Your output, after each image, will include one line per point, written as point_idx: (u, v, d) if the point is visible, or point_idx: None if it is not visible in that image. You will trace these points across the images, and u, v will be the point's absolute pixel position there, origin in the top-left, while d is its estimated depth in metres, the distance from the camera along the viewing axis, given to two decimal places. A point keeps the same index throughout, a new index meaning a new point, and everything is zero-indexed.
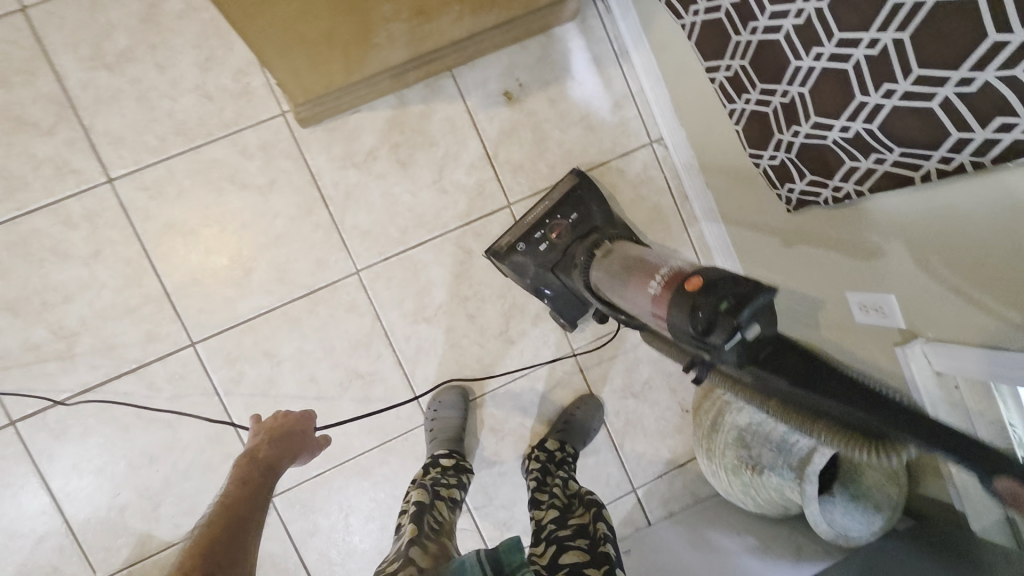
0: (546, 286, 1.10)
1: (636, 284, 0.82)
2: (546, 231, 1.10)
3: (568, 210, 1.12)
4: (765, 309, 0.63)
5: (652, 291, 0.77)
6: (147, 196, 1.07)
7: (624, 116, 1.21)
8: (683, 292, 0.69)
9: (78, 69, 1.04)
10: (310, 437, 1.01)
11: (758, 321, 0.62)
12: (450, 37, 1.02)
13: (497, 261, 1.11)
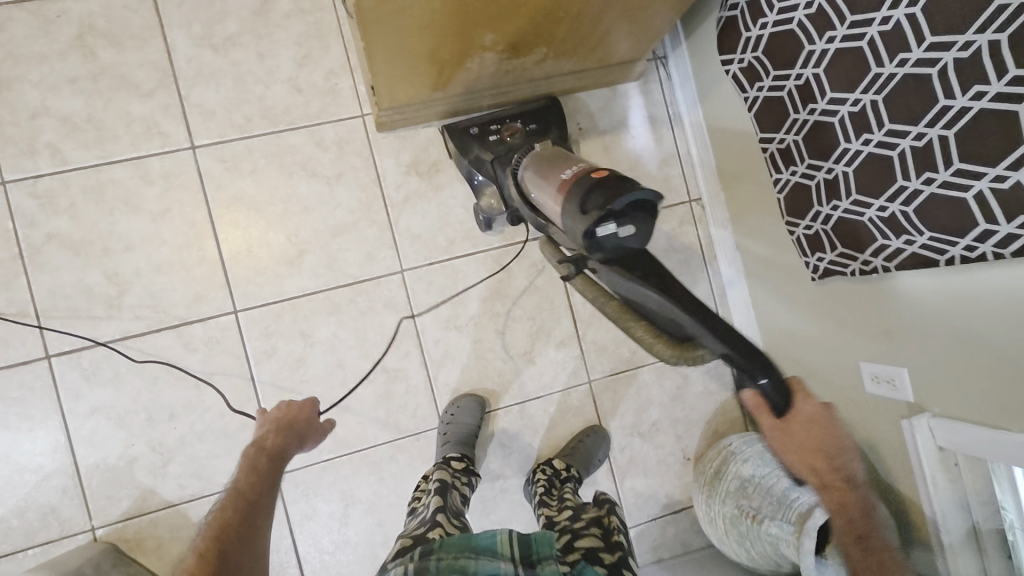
0: (480, 176, 1.13)
1: (552, 174, 0.91)
2: (500, 128, 1.13)
3: (529, 119, 1.16)
4: (643, 206, 0.73)
5: (564, 178, 0.85)
6: (223, 167, 1.14)
7: (669, 173, 1.31)
8: (586, 179, 0.78)
9: (186, 44, 1.13)
10: (315, 424, 1.04)
11: (630, 224, 0.73)
12: (531, 75, 1.13)
13: (448, 134, 1.16)
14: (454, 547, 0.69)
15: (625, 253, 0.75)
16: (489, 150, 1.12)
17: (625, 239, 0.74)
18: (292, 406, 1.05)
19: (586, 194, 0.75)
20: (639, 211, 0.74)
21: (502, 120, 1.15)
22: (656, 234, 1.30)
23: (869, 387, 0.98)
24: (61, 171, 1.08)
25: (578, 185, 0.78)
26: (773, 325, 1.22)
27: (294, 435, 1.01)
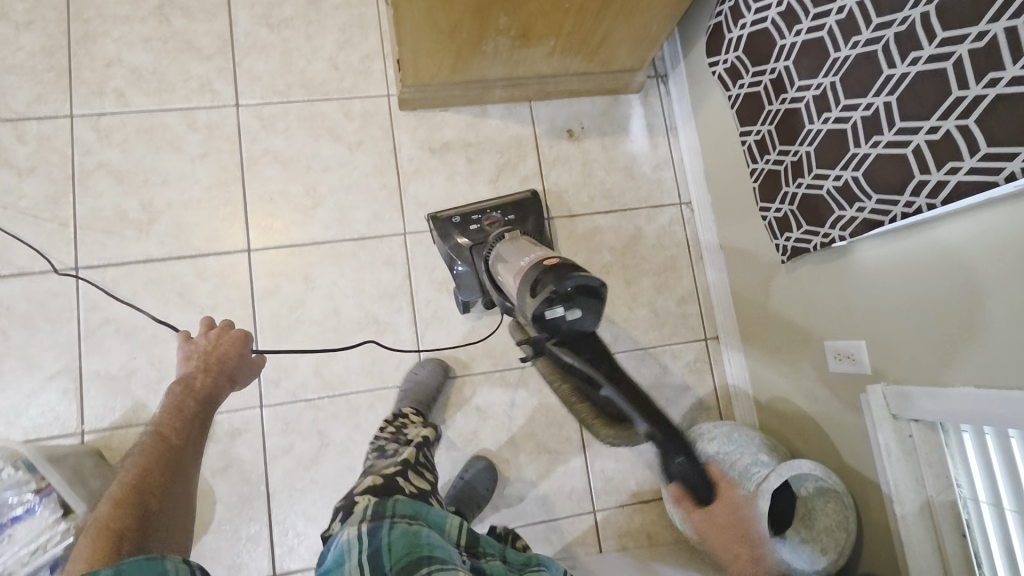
0: (459, 263, 1.18)
1: (513, 261, 0.92)
2: (482, 218, 1.19)
3: (507, 210, 1.23)
4: (589, 297, 0.76)
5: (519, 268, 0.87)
6: (260, 124, 1.28)
7: (663, 176, 1.40)
8: (537, 265, 0.81)
9: (247, 21, 1.31)
10: (247, 360, 0.98)
11: (579, 309, 0.76)
12: (539, 70, 1.28)
13: (433, 223, 1.21)
14: (411, 513, 0.69)
15: (575, 335, 0.79)
16: (467, 237, 1.17)
17: (575, 321, 0.77)
18: (222, 335, 0.99)
19: (534, 285, 0.78)
20: (587, 292, 0.76)
21: (482, 213, 1.22)
22: (646, 228, 1.37)
23: (833, 366, 1.01)
24: (122, 112, 1.24)
25: (532, 269, 0.80)
26: (749, 319, 1.27)
27: (227, 368, 0.96)
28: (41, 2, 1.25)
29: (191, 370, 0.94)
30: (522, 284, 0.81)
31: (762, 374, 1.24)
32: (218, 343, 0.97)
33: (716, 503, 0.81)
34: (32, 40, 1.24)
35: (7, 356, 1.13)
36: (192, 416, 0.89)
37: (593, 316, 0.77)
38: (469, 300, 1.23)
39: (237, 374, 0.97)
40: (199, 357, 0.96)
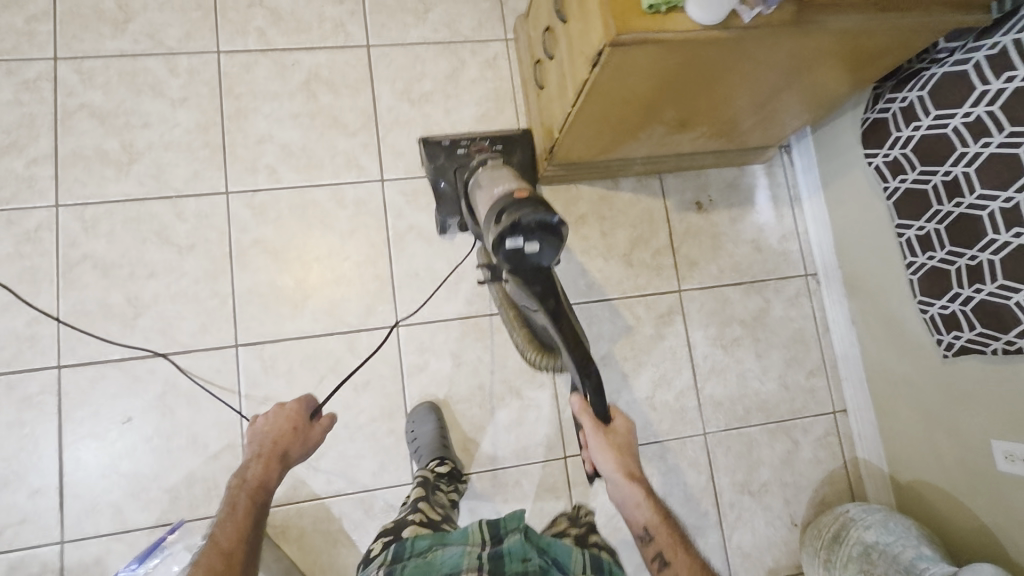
0: (442, 181, 1.26)
1: (489, 187, 1.05)
2: (470, 145, 1.28)
3: (496, 141, 1.30)
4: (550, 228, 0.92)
5: (496, 192, 1.02)
6: (404, 200, 1.30)
7: (788, 248, 1.41)
8: (510, 197, 0.96)
9: (389, 96, 1.33)
10: (308, 431, 1.00)
11: (536, 242, 0.93)
12: (680, 149, 1.29)
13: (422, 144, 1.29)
14: (427, 544, 0.78)
15: (527, 266, 0.96)
16: (452, 162, 1.27)
17: (530, 252, 0.94)
18: (282, 414, 0.99)
19: (505, 209, 0.94)
20: (549, 233, 0.93)
21: (472, 138, 1.30)
22: (773, 301, 1.39)
23: (1002, 466, 1.07)
24: (274, 187, 1.26)
25: (503, 200, 0.96)
26: (885, 399, 1.30)
27: (293, 452, 0.97)
28: (193, 77, 1.28)
29: (253, 466, 0.91)
30: (496, 211, 0.96)
31: (900, 452, 1.28)
32: (284, 429, 0.98)
33: (617, 433, 0.97)
34: (187, 116, 1.26)
35: (176, 434, 1.16)
36: (252, 519, 0.85)
37: (548, 252, 0.95)
38: (447, 221, 1.27)
39: (298, 451, 0.98)
40: (267, 446, 0.95)
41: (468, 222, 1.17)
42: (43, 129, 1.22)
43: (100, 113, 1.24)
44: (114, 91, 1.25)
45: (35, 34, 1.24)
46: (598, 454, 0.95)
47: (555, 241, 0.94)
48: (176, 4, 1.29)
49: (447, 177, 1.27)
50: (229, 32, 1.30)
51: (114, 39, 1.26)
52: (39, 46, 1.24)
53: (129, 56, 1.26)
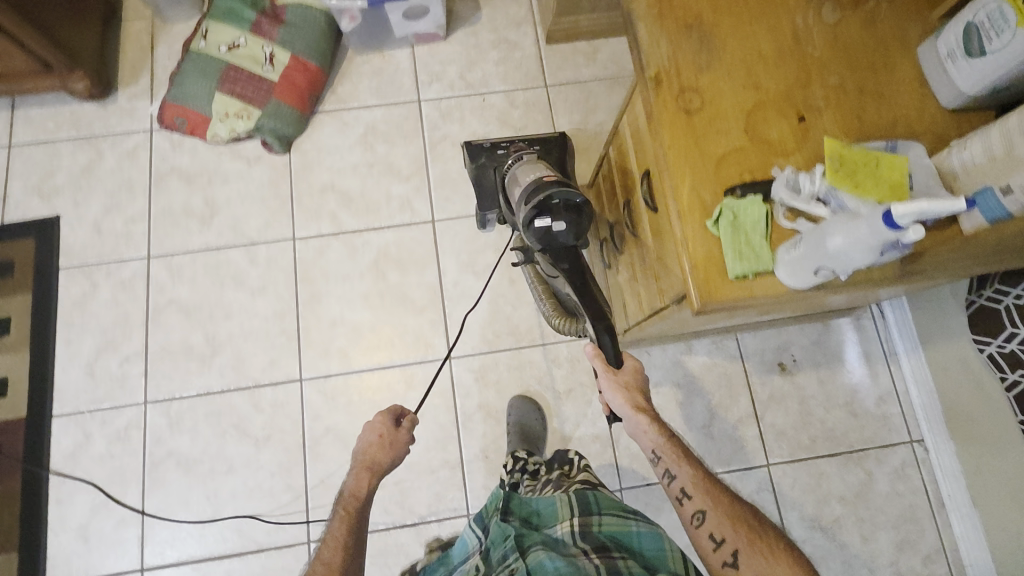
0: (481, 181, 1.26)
1: (523, 172, 1.08)
2: (508, 146, 1.26)
3: (534, 144, 1.30)
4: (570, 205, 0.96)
5: (527, 178, 1.04)
6: (473, 378, 1.29)
7: (887, 411, 1.30)
8: (536, 183, 1.01)
9: (455, 270, 1.34)
10: (394, 447, 0.96)
11: (563, 221, 0.95)
12: (757, 323, 1.24)
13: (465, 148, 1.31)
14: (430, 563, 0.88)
15: (558, 246, 0.98)
16: (491, 163, 1.25)
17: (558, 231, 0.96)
18: (371, 432, 0.97)
19: (533, 190, 0.99)
20: (574, 214, 0.96)
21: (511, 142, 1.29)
22: (874, 473, 1.27)
23: None
24: (346, 371, 1.28)
25: (530, 185, 1.00)
26: None
27: (382, 463, 0.95)
28: (271, 265, 1.33)
29: (357, 479, 0.93)
30: (527, 193, 1.00)
31: None
32: (376, 439, 0.96)
33: (628, 371, 0.94)
34: (266, 305, 1.31)
35: None
36: (353, 529, 0.89)
37: (575, 228, 0.96)
38: (486, 218, 1.29)
39: (389, 463, 0.95)
40: (366, 459, 0.94)
41: (506, 215, 1.15)
42: (136, 326, 1.30)
43: (187, 307, 1.31)
44: (199, 284, 1.32)
45: (132, 234, 1.34)
46: (609, 395, 0.94)
47: (580, 218, 0.97)
48: (257, 194, 1.37)
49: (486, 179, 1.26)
50: (304, 219, 1.36)
51: (200, 233, 1.35)
52: (136, 245, 1.34)
53: (213, 249, 1.34)
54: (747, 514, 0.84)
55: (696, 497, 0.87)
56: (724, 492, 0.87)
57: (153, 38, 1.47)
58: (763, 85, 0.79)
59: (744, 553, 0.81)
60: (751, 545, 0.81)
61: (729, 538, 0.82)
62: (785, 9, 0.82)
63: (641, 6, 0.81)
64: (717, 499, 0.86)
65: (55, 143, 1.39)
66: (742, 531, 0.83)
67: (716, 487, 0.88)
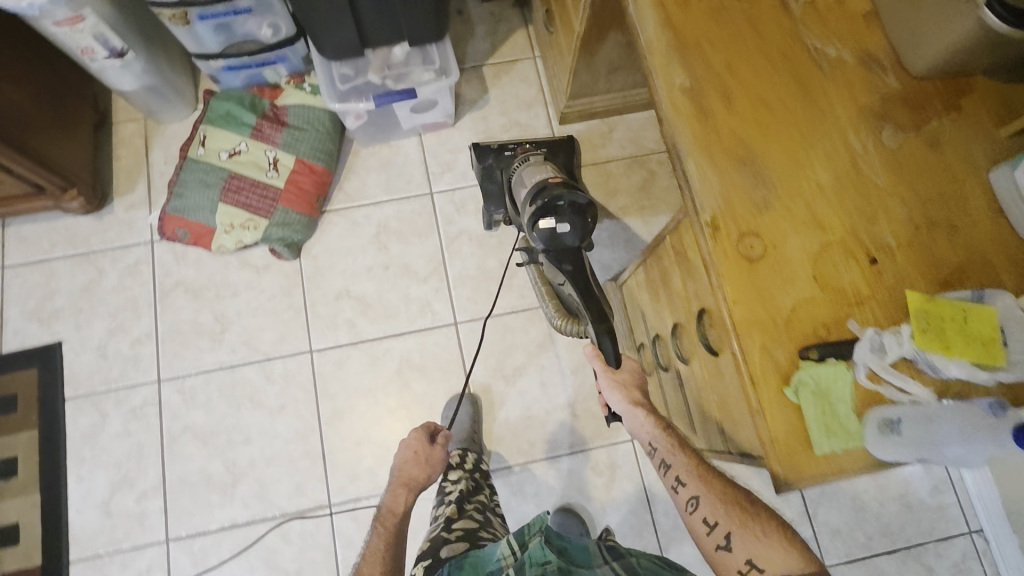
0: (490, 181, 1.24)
1: (533, 174, 1.07)
2: (516, 147, 1.24)
3: (540, 146, 1.29)
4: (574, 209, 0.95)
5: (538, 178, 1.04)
6: (510, 491, 1.25)
7: (943, 501, 1.23)
8: (545, 182, 0.99)
9: (482, 375, 1.30)
10: (433, 457, 1.06)
11: (567, 224, 0.94)
12: None
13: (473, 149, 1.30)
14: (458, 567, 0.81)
15: (562, 247, 0.96)
16: (500, 164, 1.24)
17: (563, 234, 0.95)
18: (411, 445, 1.07)
19: (539, 191, 0.98)
20: (580, 218, 0.95)
21: (518, 144, 1.27)
22: (932, 566, 1.21)
23: None
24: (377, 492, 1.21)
25: (538, 185, 0.99)
26: None
27: (421, 476, 1.04)
28: (289, 382, 1.27)
29: (395, 495, 1.01)
30: (532, 194, 1.00)
31: None
32: (412, 455, 1.06)
33: (627, 371, 0.98)
34: (286, 426, 1.24)
35: None
36: (391, 541, 0.94)
37: (580, 231, 0.95)
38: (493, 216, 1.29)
39: (425, 474, 1.05)
40: (405, 478, 1.04)
41: (511, 216, 1.16)
42: (151, 460, 1.21)
43: (204, 434, 1.23)
44: (216, 407, 1.24)
45: (140, 357, 1.27)
46: (608, 391, 0.96)
47: (585, 223, 0.95)
48: (269, 305, 1.31)
49: (493, 178, 1.25)
50: (321, 330, 1.31)
51: (212, 352, 1.28)
52: (144, 370, 1.26)
53: (227, 368, 1.27)
54: (742, 496, 0.77)
55: (692, 483, 0.80)
56: (716, 474, 0.80)
57: (147, 141, 1.40)
58: (828, 224, 0.72)
59: (737, 534, 0.73)
60: (744, 526, 0.73)
61: (721, 520, 0.75)
62: (841, 133, 0.75)
63: (687, 140, 0.75)
64: (712, 482, 0.79)
65: (52, 262, 1.31)
66: (734, 511, 0.75)
67: (709, 470, 0.81)
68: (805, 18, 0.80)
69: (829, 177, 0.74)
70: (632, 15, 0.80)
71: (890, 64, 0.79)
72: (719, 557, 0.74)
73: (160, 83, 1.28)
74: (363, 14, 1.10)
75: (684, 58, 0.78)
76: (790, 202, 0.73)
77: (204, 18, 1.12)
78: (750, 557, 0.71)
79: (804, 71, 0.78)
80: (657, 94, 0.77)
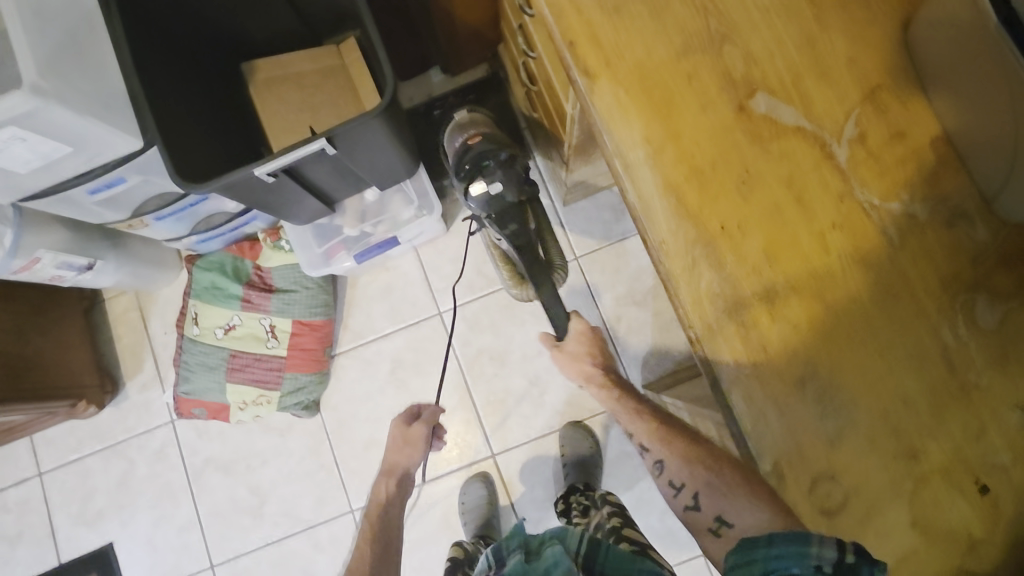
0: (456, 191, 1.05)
1: (457, 137, 1.07)
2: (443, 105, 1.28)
3: (466, 91, 1.29)
4: (489, 160, 0.98)
5: (459, 145, 1.05)
6: None
7: None
8: (466, 147, 1.03)
9: (533, 507, 1.23)
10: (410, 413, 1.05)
11: (500, 180, 0.95)
12: None
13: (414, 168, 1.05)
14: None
15: (504, 205, 0.95)
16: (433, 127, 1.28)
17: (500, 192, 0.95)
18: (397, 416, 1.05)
19: (464, 157, 1.01)
20: (510, 170, 0.96)
21: (444, 96, 1.28)
22: None
23: None
24: None
25: (462, 152, 1.03)
26: None
27: (405, 460, 1.00)
28: (337, 548, 1.23)
29: (376, 485, 0.99)
30: (458, 161, 1.03)
31: None
32: (394, 440, 1.01)
33: (576, 341, 0.85)
34: None
35: None
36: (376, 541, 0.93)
37: (515, 183, 0.95)
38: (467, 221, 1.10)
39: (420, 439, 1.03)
40: (388, 464, 1.00)
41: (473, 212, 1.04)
42: None
43: None
44: None
45: (188, 545, 1.26)
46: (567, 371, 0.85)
47: (516, 174, 0.96)
48: (301, 469, 1.26)
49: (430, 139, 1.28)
50: (357, 487, 1.25)
51: (256, 528, 1.25)
52: (196, 557, 1.25)
53: (274, 542, 1.24)
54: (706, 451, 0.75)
55: (670, 466, 0.75)
56: (684, 434, 0.77)
57: (143, 314, 1.33)
58: (921, 450, 0.59)
59: (705, 495, 0.71)
60: (711, 484, 0.71)
61: (687, 481, 0.73)
62: (924, 321, 0.60)
63: (728, 366, 0.61)
64: (674, 444, 0.76)
65: (83, 460, 1.30)
66: (699, 471, 0.72)
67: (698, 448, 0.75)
68: (855, 166, 0.63)
69: (914, 387, 0.60)
70: (635, 204, 0.66)
71: (975, 208, 0.61)
72: (691, 517, 0.73)
73: (140, 266, 1.20)
74: (323, 184, 0.95)
75: (709, 256, 0.64)
76: (870, 428, 0.59)
77: (161, 218, 1.02)
78: (717, 513, 0.70)
79: (865, 242, 0.62)
80: (681, 307, 0.64)
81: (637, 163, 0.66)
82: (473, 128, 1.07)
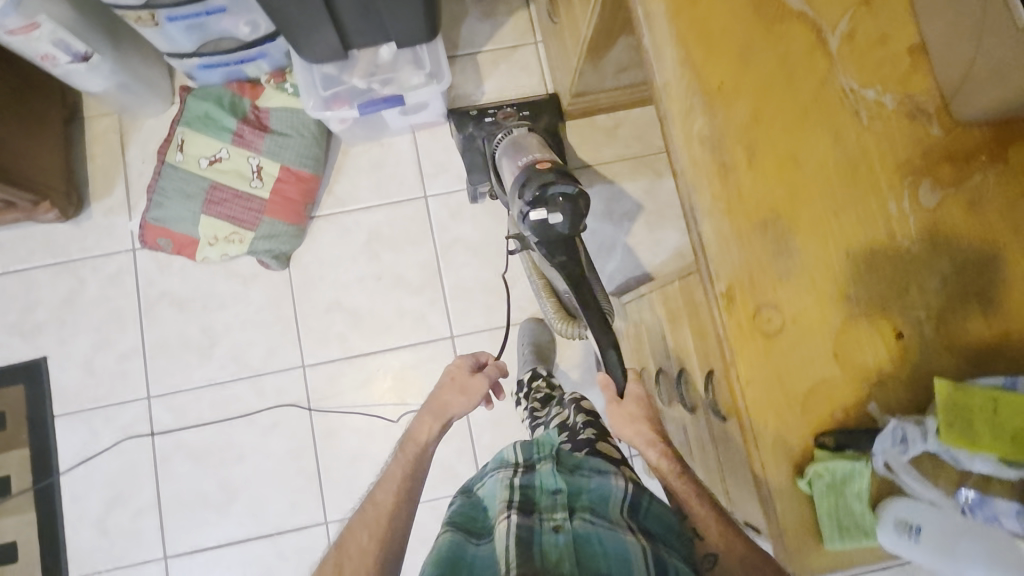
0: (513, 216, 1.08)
1: (514, 161, 1.05)
2: (497, 112, 1.24)
3: (523, 107, 1.27)
4: (556, 200, 0.93)
5: (521, 164, 1.02)
6: None
7: None
8: (529, 168, 0.98)
9: None
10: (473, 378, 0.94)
11: (559, 211, 0.93)
12: None
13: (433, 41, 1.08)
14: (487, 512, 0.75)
15: (554, 237, 0.96)
16: (481, 130, 1.23)
17: (556, 219, 0.94)
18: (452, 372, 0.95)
19: (526, 181, 0.96)
20: (571, 203, 0.93)
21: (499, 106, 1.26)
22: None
23: None
24: None
25: (524, 172, 0.98)
26: None
27: (454, 407, 0.91)
28: (280, 400, 1.24)
29: (420, 421, 0.88)
30: (520, 181, 0.98)
31: None
32: (450, 380, 0.94)
33: (634, 402, 0.90)
34: (280, 443, 1.24)
35: None
36: (411, 473, 0.82)
37: (572, 221, 0.94)
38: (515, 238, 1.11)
39: (461, 401, 0.92)
40: (436, 406, 0.91)
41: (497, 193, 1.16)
42: (144, 478, 1.21)
43: (195, 453, 1.22)
44: (207, 428, 1.23)
45: (128, 373, 1.24)
46: (618, 426, 0.88)
47: (576, 209, 0.94)
48: (257, 318, 1.26)
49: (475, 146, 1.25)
50: (311, 344, 1.26)
51: (201, 368, 1.24)
52: (134, 386, 1.23)
53: (218, 385, 1.24)
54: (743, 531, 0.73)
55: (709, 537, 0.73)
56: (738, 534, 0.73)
57: (122, 138, 1.29)
58: (852, 297, 0.66)
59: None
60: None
61: None
62: (876, 191, 0.68)
63: (705, 199, 0.69)
64: (729, 538, 0.72)
65: (29, 271, 1.25)
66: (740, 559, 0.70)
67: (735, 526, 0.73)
68: (843, 57, 0.71)
69: (856, 244, 0.67)
70: (648, 54, 0.73)
71: (936, 108, 0.70)
72: None
73: (132, 80, 1.17)
74: (344, 17, 0.98)
75: (705, 105, 0.70)
76: (814, 271, 0.67)
77: (173, 19, 1.01)
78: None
79: (838, 119, 0.70)
80: (672, 146, 0.71)
81: (657, 14, 0.72)
82: (539, 153, 1.03)
